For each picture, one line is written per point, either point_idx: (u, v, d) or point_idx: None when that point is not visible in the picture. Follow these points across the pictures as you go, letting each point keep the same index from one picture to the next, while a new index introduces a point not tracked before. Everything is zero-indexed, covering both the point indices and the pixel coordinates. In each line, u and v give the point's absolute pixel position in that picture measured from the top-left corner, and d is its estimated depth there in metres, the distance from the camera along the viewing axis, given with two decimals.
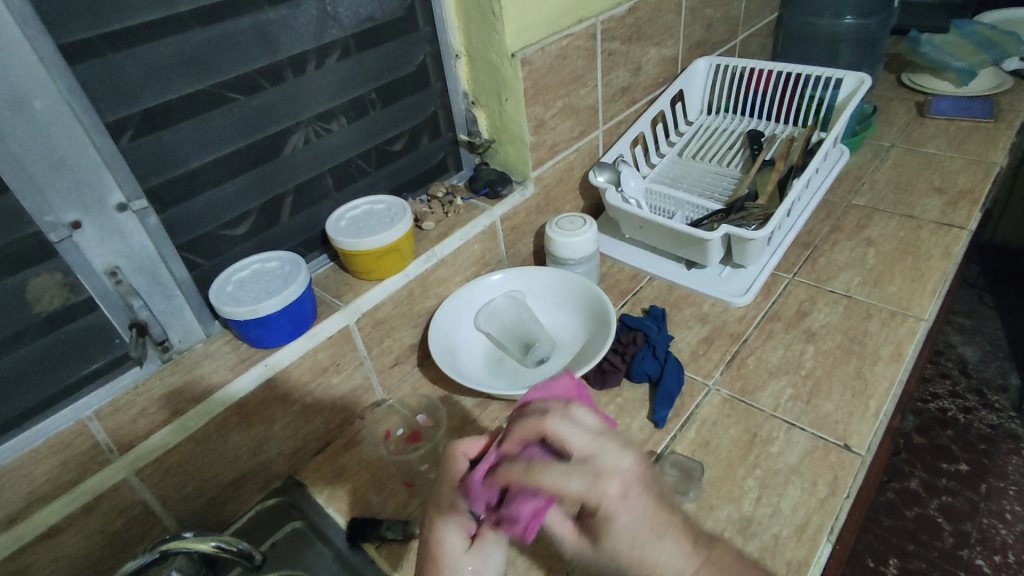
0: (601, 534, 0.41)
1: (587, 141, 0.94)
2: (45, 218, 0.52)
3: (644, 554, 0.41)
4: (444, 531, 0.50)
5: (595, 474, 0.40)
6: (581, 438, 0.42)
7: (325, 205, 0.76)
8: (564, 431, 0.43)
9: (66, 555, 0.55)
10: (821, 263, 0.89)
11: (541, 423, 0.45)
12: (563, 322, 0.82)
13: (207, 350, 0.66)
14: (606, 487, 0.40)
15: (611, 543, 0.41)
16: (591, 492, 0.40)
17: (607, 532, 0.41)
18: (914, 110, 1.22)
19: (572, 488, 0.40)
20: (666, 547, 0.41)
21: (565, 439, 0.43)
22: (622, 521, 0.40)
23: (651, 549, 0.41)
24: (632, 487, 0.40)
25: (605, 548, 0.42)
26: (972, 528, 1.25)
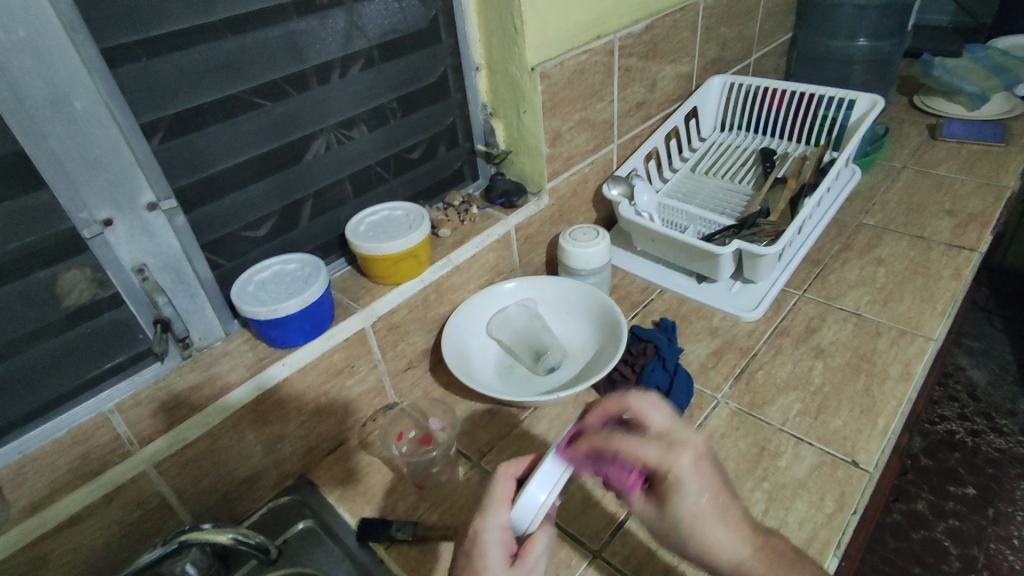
0: (669, 498, 0.50)
1: (602, 154, 0.95)
2: (79, 215, 0.54)
3: (707, 519, 0.50)
4: (487, 530, 0.49)
5: (670, 443, 0.50)
6: (661, 416, 0.52)
7: (344, 211, 0.78)
8: (646, 408, 0.53)
9: (85, 544, 0.56)
10: (831, 280, 0.90)
11: (622, 400, 0.53)
12: (574, 331, 0.83)
13: (226, 348, 0.67)
14: (678, 455, 0.49)
15: (678, 507, 0.50)
16: (666, 457, 0.49)
17: (675, 497, 0.49)
18: (926, 132, 1.23)
19: (650, 452, 0.49)
20: (722, 527, 0.50)
21: (645, 414, 0.53)
22: (691, 482, 0.49)
23: (712, 520, 0.50)
24: (701, 460, 0.50)
25: (671, 510, 0.50)
26: (978, 553, 1.24)
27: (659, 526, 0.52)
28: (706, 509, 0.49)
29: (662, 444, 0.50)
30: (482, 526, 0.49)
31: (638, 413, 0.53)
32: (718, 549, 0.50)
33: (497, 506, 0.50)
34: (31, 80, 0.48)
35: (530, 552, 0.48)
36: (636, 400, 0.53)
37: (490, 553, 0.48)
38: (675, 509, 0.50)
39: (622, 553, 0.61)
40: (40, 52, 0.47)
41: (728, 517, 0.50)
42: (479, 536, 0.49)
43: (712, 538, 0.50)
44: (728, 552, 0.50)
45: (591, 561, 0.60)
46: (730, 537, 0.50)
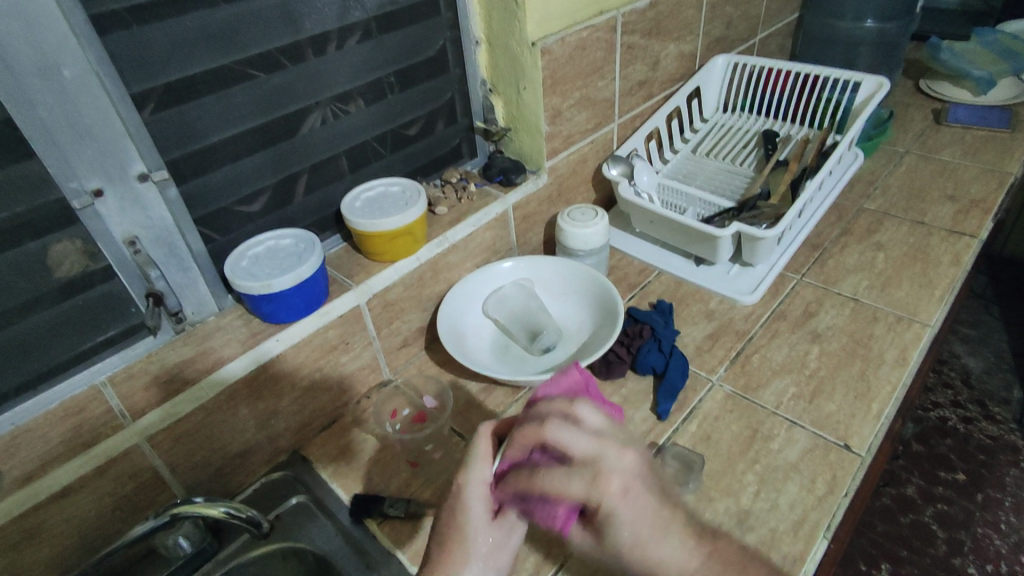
0: (605, 528, 0.45)
1: (602, 134, 0.94)
2: (69, 185, 0.53)
3: (649, 540, 0.44)
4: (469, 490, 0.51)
5: (596, 474, 0.44)
6: (582, 440, 0.44)
7: (339, 186, 0.77)
8: (563, 435, 0.45)
9: (78, 516, 0.57)
10: (830, 265, 0.90)
11: (538, 433, 0.46)
12: (570, 312, 0.83)
13: (220, 323, 0.67)
14: (604, 487, 0.43)
15: (615, 537, 0.45)
16: (592, 491, 0.43)
17: (610, 529, 0.44)
18: (931, 116, 1.21)
19: (574, 487, 0.44)
20: (671, 544, 0.45)
21: (565, 442, 0.45)
22: (624, 513, 0.44)
23: (655, 541, 0.44)
24: (632, 485, 0.44)
25: (609, 542, 0.45)
26: (965, 537, 1.26)
27: (603, 554, 0.48)
28: (647, 532, 0.44)
29: (586, 475, 0.44)
30: (464, 483, 0.51)
31: (557, 442, 0.45)
32: (666, 568, 0.45)
33: (479, 462, 0.51)
34: (19, 45, 0.46)
35: (511, 513, 0.52)
36: (554, 426, 0.45)
37: (471, 508, 0.50)
38: (612, 539, 0.45)
39: None
40: (28, 17, 0.46)
41: (675, 530, 0.45)
42: (461, 491, 0.51)
43: (659, 556, 0.45)
44: (679, 573, 0.45)
45: None
46: (680, 554, 0.45)
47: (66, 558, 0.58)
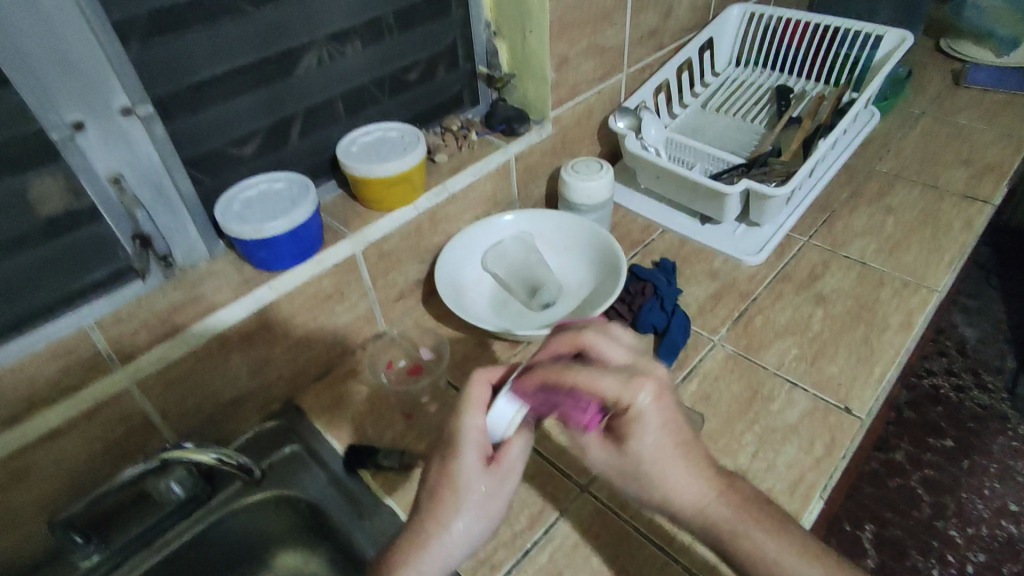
0: (629, 434, 0.48)
1: (609, 84, 0.90)
2: (47, 116, 0.49)
3: (667, 455, 0.48)
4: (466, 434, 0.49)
5: (631, 375, 0.47)
6: (618, 350, 0.50)
7: (335, 130, 0.74)
8: (602, 343, 0.50)
9: (67, 459, 0.56)
10: (838, 227, 0.87)
11: (577, 337, 0.51)
12: (571, 267, 0.81)
13: (211, 269, 0.64)
14: (639, 386, 0.47)
15: (636, 446, 0.48)
16: (628, 389, 0.47)
17: (633, 433, 0.48)
18: (949, 77, 1.17)
19: (610, 384, 0.47)
20: (684, 468, 0.49)
21: (602, 347, 0.50)
22: (652, 418, 0.47)
23: (673, 460, 0.49)
24: (663, 393, 0.48)
25: (629, 451, 0.48)
26: (952, 503, 1.19)
27: (618, 468, 0.50)
28: (667, 446, 0.48)
29: (622, 376, 0.47)
30: (460, 427, 0.49)
31: (594, 348, 0.50)
32: (681, 491, 0.49)
33: (474, 409, 0.50)
34: None
35: (505, 457, 0.49)
36: (591, 334, 0.51)
37: (467, 452, 0.49)
38: (632, 448, 0.48)
39: (609, 488, 0.61)
40: None
41: (691, 459, 0.49)
42: (457, 435, 0.50)
43: (674, 478, 0.49)
44: (693, 496, 0.49)
45: (578, 495, 0.61)
46: (692, 481, 0.49)
47: (56, 501, 0.57)
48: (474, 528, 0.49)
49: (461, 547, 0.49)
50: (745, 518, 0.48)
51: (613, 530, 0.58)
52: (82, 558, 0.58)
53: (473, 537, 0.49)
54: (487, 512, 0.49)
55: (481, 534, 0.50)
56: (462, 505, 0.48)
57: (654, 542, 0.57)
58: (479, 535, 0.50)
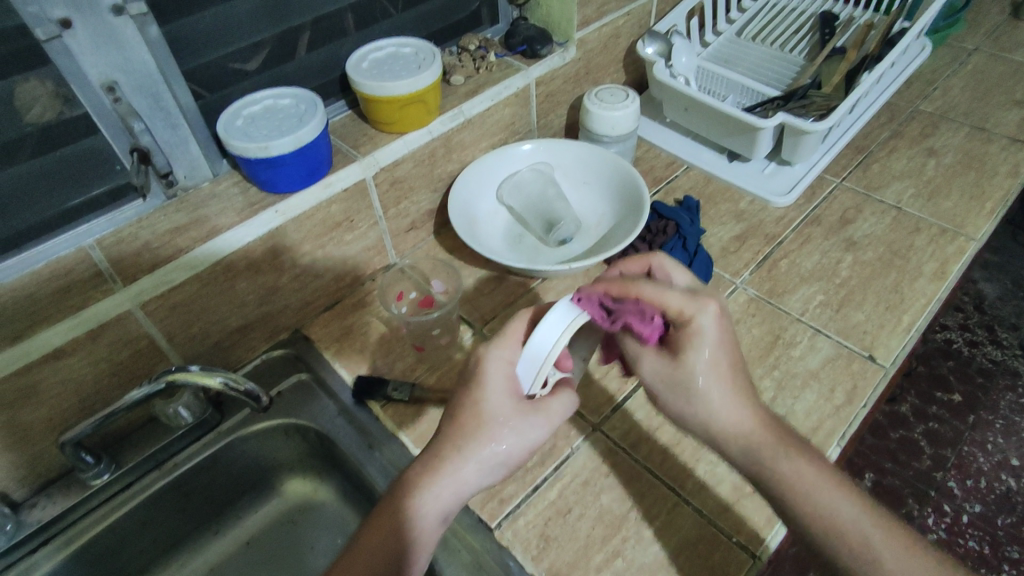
0: (685, 348, 0.48)
1: (640, 5, 0.84)
2: (28, 9, 0.45)
3: (722, 372, 0.48)
4: (492, 367, 0.49)
5: (694, 293, 0.49)
6: (684, 275, 0.53)
7: (345, 45, 0.69)
8: (672, 265, 0.54)
9: (74, 379, 0.55)
10: (874, 169, 0.83)
11: (648, 258, 0.55)
12: (590, 203, 0.77)
13: (214, 190, 0.61)
14: (704, 300, 0.48)
15: (692, 358, 0.48)
16: (691, 303, 0.48)
17: (692, 347, 0.48)
18: (1008, 10, 1.08)
19: (674, 297, 0.48)
20: (731, 391, 0.48)
21: (670, 272, 0.53)
22: (713, 331, 0.48)
23: (722, 380, 0.48)
24: (723, 317, 0.49)
25: (684, 364, 0.48)
26: (951, 454, 1.03)
27: (669, 384, 0.50)
28: (721, 365, 0.48)
29: (686, 292, 0.49)
30: (487, 356, 0.49)
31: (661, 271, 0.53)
32: (730, 409, 0.48)
33: (507, 341, 0.50)
34: None
35: (546, 406, 0.49)
36: (662, 257, 0.54)
37: (491, 382, 0.48)
38: (687, 363, 0.48)
39: (621, 429, 0.60)
40: None
41: (738, 384, 0.48)
42: (482, 365, 0.49)
43: (727, 390, 0.48)
44: (739, 420, 0.48)
45: (590, 434, 0.60)
46: (736, 406, 0.48)
47: (65, 420, 0.56)
48: (492, 465, 0.47)
49: (475, 479, 0.47)
50: (785, 447, 0.47)
51: (625, 470, 0.57)
52: (92, 478, 0.58)
53: (494, 473, 0.48)
54: (509, 451, 0.47)
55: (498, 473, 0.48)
56: (487, 440, 0.47)
57: (665, 483, 0.56)
58: (494, 474, 0.48)
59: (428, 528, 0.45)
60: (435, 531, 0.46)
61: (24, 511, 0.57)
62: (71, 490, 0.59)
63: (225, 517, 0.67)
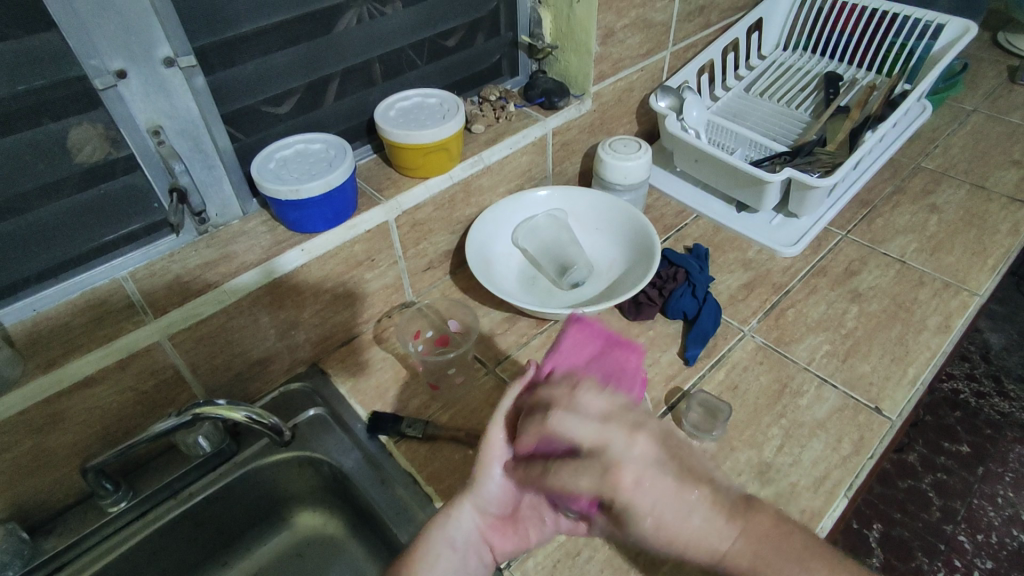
0: (625, 524, 0.41)
1: (653, 61, 0.88)
2: (90, 61, 0.49)
3: (680, 532, 0.41)
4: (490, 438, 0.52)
5: (603, 469, 0.40)
6: (586, 428, 0.41)
7: (373, 94, 0.72)
8: (568, 424, 0.42)
9: (100, 407, 0.56)
10: (879, 224, 0.85)
11: (546, 425, 0.44)
12: (602, 248, 0.80)
13: (244, 228, 0.64)
14: (616, 481, 0.39)
15: (637, 528, 0.41)
16: (604, 489, 0.40)
17: (633, 524, 0.41)
18: (1005, 73, 1.12)
19: (582, 487, 0.40)
20: (697, 520, 0.41)
21: (569, 433, 0.42)
22: (642, 502, 0.39)
23: (683, 526, 0.40)
24: (646, 471, 0.40)
25: (635, 534, 0.42)
26: (960, 506, 1.03)
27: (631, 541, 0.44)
28: (670, 518, 0.40)
29: (596, 472, 0.40)
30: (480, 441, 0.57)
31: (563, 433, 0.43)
32: (696, 547, 0.41)
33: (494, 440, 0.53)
34: None
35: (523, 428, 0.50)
36: (556, 422, 0.43)
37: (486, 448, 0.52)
38: (641, 535, 0.41)
39: None
40: None
41: (711, 506, 0.41)
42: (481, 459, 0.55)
43: (687, 532, 0.41)
44: (716, 551, 0.41)
45: None
46: (709, 533, 0.41)
47: (89, 448, 0.58)
48: (487, 490, 0.52)
49: (474, 505, 0.52)
50: (772, 556, 0.42)
51: None
52: (111, 505, 0.59)
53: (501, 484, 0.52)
54: (500, 476, 0.51)
55: (500, 497, 0.52)
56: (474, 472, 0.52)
57: None
58: (494, 496, 0.52)
59: (438, 550, 0.50)
60: (447, 558, 0.50)
61: (42, 537, 0.58)
62: (88, 516, 0.60)
63: (234, 547, 0.67)
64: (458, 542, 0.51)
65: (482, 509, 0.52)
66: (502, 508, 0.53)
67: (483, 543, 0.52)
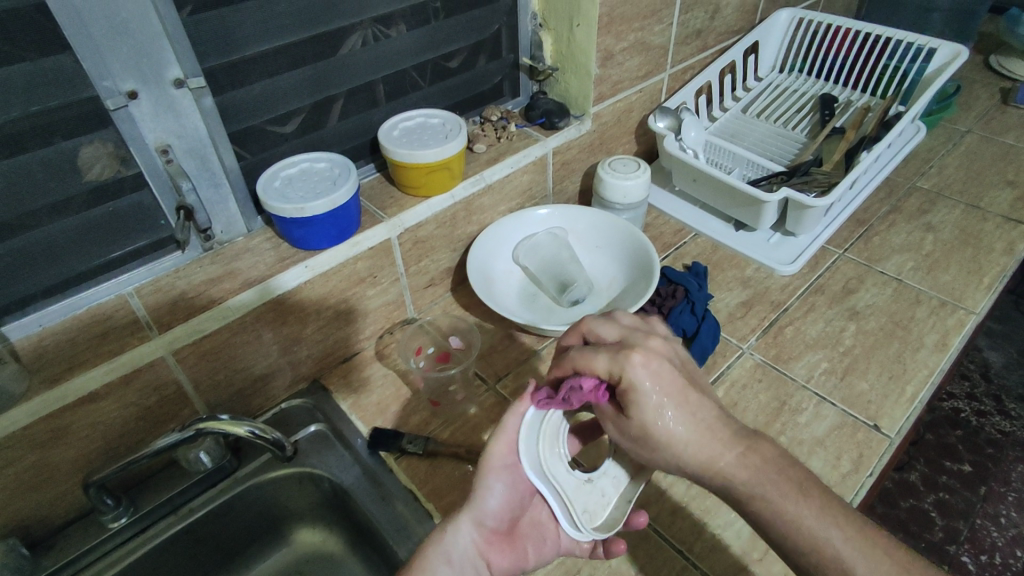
0: (628, 405, 0.46)
1: (651, 83, 0.90)
2: (102, 83, 0.50)
3: (672, 416, 0.45)
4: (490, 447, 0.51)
5: (620, 348, 0.47)
6: (611, 329, 0.50)
7: (376, 114, 0.74)
8: (596, 325, 0.51)
9: (103, 422, 0.57)
10: (875, 242, 0.86)
11: (579, 327, 0.53)
12: (602, 266, 0.81)
13: (248, 244, 0.65)
14: (628, 353, 0.46)
15: (636, 413, 0.46)
16: (617, 361, 0.46)
17: (633, 402, 0.46)
18: (998, 95, 1.14)
19: (600, 361, 0.47)
20: (690, 424, 0.46)
21: (598, 330, 0.51)
22: (646, 381, 0.45)
23: (678, 419, 0.46)
24: (655, 361, 0.46)
25: (632, 420, 0.46)
26: (963, 527, 1.01)
27: (629, 441, 0.48)
28: (668, 406, 0.45)
29: (613, 350, 0.48)
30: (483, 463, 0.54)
31: (593, 332, 0.52)
32: (688, 450, 0.45)
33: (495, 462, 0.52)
34: None
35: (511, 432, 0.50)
36: (589, 321, 0.52)
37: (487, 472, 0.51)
38: (636, 416, 0.46)
39: None
40: None
41: (705, 416, 0.46)
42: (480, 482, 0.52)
43: (683, 432, 0.45)
44: (707, 458, 0.45)
45: None
46: (700, 438, 0.45)
47: (91, 463, 0.58)
48: (485, 504, 0.51)
49: (472, 520, 0.51)
50: (767, 484, 0.44)
51: (634, 532, 0.58)
52: (112, 520, 0.59)
53: (498, 496, 0.51)
54: (498, 487, 0.51)
55: (498, 510, 0.52)
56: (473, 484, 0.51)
57: (674, 546, 0.57)
58: (494, 510, 0.52)
59: (436, 565, 0.49)
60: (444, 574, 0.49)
61: (41, 553, 0.58)
62: (88, 531, 0.60)
63: (234, 564, 0.67)
64: (454, 556, 0.50)
65: (479, 523, 0.51)
66: (499, 521, 0.52)
67: (479, 558, 0.51)
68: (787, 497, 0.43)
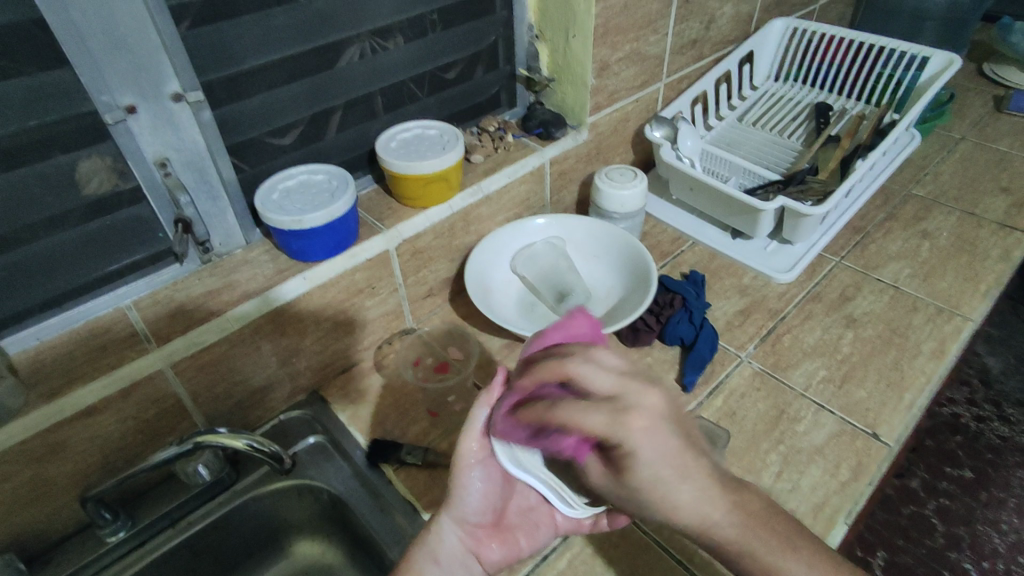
0: (625, 470, 0.39)
1: (648, 93, 0.90)
2: (101, 97, 0.50)
3: (670, 481, 0.40)
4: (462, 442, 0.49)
5: (620, 409, 0.37)
6: (603, 376, 0.39)
7: (374, 126, 0.74)
8: (584, 369, 0.39)
9: (101, 436, 0.56)
10: (872, 250, 0.86)
11: (561, 366, 0.40)
12: (599, 275, 0.81)
13: (247, 256, 0.65)
14: (631, 423, 0.37)
15: (634, 476, 0.39)
16: (616, 426, 0.37)
17: (629, 468, 0.39)
18: (991, 103, 1.15)
19: (593, 423, 0.37)
20: (691, 485, 0.41)
21: (586, 377, 0.39)
22: (649, 446, 0.38)
23: (677, 485, 0.40)
24: (656, 424, 0.38)
25: (630, 484, 0.40)
26: (964, 533, 1.01)
27: (617, 495, 0.42)
28: (670, 471, 0.39)
29: (608, 409, 0.37)
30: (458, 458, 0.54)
31: (578, 377, 0.39)
32: (683, 513, 0.41)
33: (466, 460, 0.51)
34: None
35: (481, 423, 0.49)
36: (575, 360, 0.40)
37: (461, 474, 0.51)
38: (632, 479, 0.40)
39: None
40: None
41: (704, 476, 0.42)
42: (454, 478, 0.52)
43: (681, 494, 0.41)
44: (704, 517, 0.42)
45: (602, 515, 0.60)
46: (699, 500, 0.41)
47: (89, 477, 0.58)
48: (465, 502, 0.52)
49: (454, 519, 0.52)
50: (755, 534, 0.43)
51: (634, 542, 0.58)
52: (109, 535, 0.59)
53: (478, 492, 0.52)
54: (476, 484, 0.51)
55: (479, 507, 0.52)
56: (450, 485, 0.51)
57: (673, 556, 0.57)
58: (475, 508, 0.52)
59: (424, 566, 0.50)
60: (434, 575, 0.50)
61: (38, 568, 0.58)
62: (86, 546, 0.59)
63: None
64: (442, 556, 0.51)
65: (462, 520, 0.52)
66: (483, 519, 0.53)
67: (469, 556, 0.52)
68: (774, 548, 0.44)
